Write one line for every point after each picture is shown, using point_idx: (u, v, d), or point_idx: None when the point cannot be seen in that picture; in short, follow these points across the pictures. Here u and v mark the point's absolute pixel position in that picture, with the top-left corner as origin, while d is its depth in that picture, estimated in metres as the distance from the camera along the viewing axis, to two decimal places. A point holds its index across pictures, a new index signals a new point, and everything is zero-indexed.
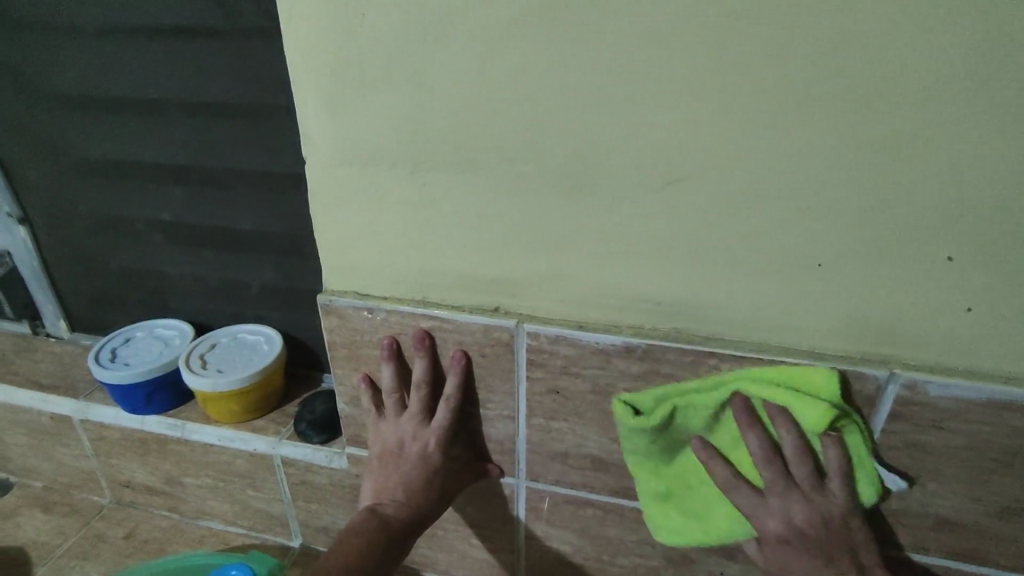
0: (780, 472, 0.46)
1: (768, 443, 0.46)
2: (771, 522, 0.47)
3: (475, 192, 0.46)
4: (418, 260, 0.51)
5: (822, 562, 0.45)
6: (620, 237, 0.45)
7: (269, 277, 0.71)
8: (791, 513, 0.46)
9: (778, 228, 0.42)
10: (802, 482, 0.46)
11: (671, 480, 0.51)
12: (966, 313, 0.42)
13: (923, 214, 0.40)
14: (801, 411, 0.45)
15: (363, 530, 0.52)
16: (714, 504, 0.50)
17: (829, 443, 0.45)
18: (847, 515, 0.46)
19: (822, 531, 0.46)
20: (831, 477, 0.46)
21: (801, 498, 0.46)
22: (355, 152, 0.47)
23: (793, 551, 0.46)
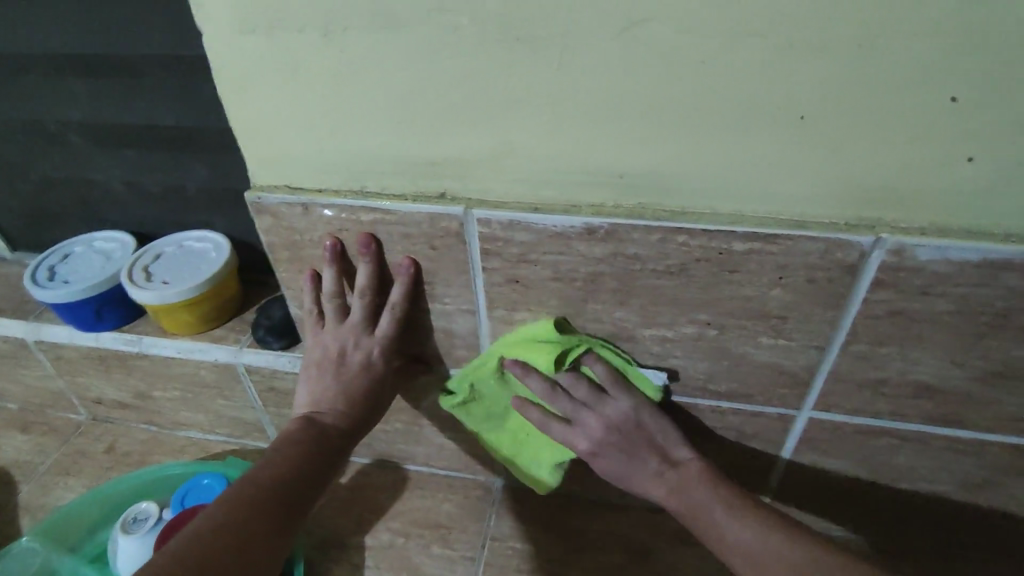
0: (564, 399, 0.50)
1: (547, 384, 0.49)
2: (580, 442, 0.50)
3: (401, 55, 0.40)
4: (351, 144, 0.45)
5: (630, 458, 0.50)
6: (571, 99, 0.39)
7: (204, 177, 0.65)
8: (590, 430, 0.50)
9: (757, 74, 0.36)
10: (590, 402, 0.50)
11: (506, 432, 0.57)
12: (965, 163, 0.37)
13: (929, 43, 0.33)
14: (534, 359, 0.49)
15: (300, 438, 0.50)
16: (534, 432, 0.55)
17: (603, 374, 0.49)
18: (632, 416, 0.49)
19: (621, 436, 0.49)
20: (558, 391, 0.50)
21: (591, 415, 0.50)
22: (255, 15, 0.40)
23: (608, 460, 0.50)
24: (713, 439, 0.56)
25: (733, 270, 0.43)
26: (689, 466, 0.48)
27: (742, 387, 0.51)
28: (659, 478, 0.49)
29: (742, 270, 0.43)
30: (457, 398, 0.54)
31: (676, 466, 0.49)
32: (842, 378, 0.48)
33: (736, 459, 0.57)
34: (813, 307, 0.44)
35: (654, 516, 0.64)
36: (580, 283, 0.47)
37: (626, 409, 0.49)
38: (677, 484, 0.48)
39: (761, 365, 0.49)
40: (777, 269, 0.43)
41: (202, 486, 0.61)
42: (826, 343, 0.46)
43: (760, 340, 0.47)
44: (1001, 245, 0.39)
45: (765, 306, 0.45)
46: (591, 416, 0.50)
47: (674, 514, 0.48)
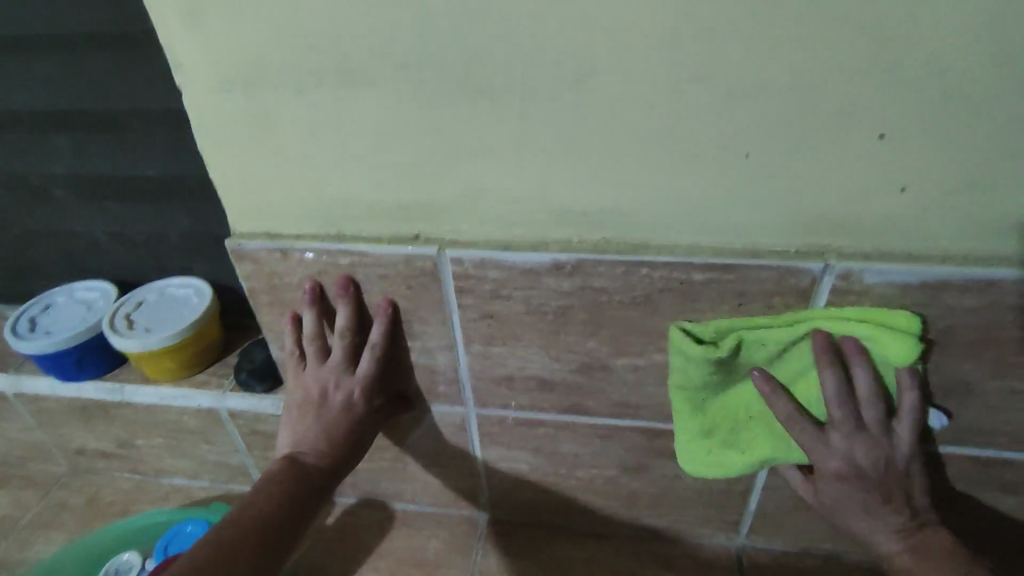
0: (853, 413, 0.45)
1: (845, 385, 0.44)
2: (832, 463, 0.46)
3: (372, 108, 0.42)
4: (327, 191, 0.47)
5: (868, 502, 0.47)
6: (533, 145, 0.42)
7: (186, 225, 0.66)
8: (853, 453, 0.45)
9: (700, 117, 0.39)
10: (873, 428, 0.45)
11: (716, 413, 0.50)
12: (899, 193, 0.40)
13: (853, 86, 0.36)
14: (885, 344, 0.42)
15: (280, 479, 0.50)
16: (767, 414, 0.49)
17: (908, 386, 0.44)
18: (903, 461, 0.46)
19: (881, 475, 0.46)
20: (867, 405, 0.45)
21: (866, 441, 0.45)
22: (234, 74, 0.43)
23: (845, 488, 0.46)
24: None
25: (694, 299, 0.46)
26: (932, 530, 0.47)
27: None
28: (902, 536, 0.47)
29: (703, 298, 0.46)
30: (722, 357, 0.45)
31: (918, 529, 0.47)
32: None
33: (714, 482, 0.58)
34: None
35: (639, 543, 0.65)
36: (552, 316, 0.49)
37: (899, 453, 0.46)
38: (915, 551, 0.46)
39: None
40: (735, 296, 0.45)
41: (186, 533, 0.61)
42: None
43: None
44: (939, 267, 0.42)
45: None
46: (863, 444, 0.45)
47: (891, 568, 0.47)
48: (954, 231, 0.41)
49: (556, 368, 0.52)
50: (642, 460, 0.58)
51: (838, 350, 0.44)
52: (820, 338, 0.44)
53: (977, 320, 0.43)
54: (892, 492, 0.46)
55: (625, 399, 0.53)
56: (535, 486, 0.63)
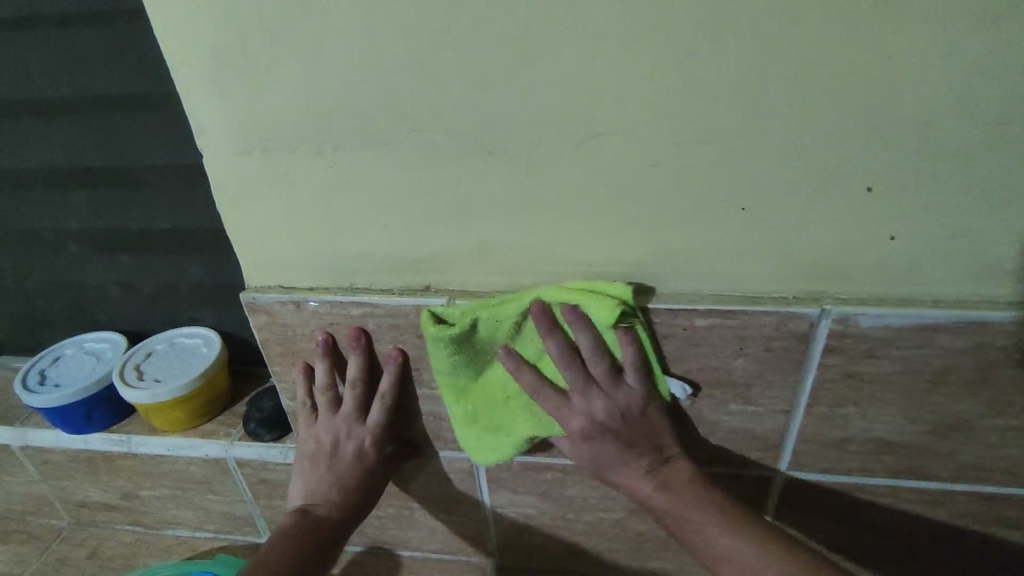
0: (580, 373, 0.46)
1: (594, 342, 0.46)
2: (575, 421, 0.47)
3: (385, 168, 0.44)
4: (341, 245, 0.49)
5: (618, 453, 0.47)
6: (541, 202, 0.44)
7: (196, 276, 0.68)
8: (593, 410, 0.47)
9: (700, 174, 0.41)
10: (604, 384, 0.46)
11: (478, 398, 0.51)
12: (889, 242, 0.42)
13: (841, 144, 0.39)
14: (590, 308, 0.44)
15: (295, 534, 0.51)
16: (521, 396, 0.50)
17: (626, 343, 0.45)
18: (643, 406, 0.47)
19: (621, 425, 0.47)
20: (630, 369, 0.46)
21: (602, 397, 0.47)
22: (254, 138, 0.45)
23: (598, 444, 0.47)
24: None
25: (698, 344, 0.47)
26: (676, 465, 0.47)
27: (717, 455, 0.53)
28: (652, 476, 0.47)
29: (706, 343, 0.47)
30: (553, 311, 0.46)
31: (666, 464, 0.47)
32: (810, 439, 0.51)
33: None
34: (774, 374, 0.48)
35: None
36: None
37: (633, 399, 0.47)
38: (665, 484, 0.46)
39: (734, 430, 0.51)
40: (736, 341, 0.46)
41: None
42: (791, 406, 0.49)
43: (730, 406, 0.50)
44: (930, 310, 0.43)
45: (730, 376, 0.48)
46: (623, 398, 0.47)
47: (654, 512, 0.47)
48: (943, 276, 0.43)
49: None
50: None
51: (557, 316, 0.46)
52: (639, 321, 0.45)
53: (970, 360, 0.45)
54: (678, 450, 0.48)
55: None
56: (543, 531, 0.63)
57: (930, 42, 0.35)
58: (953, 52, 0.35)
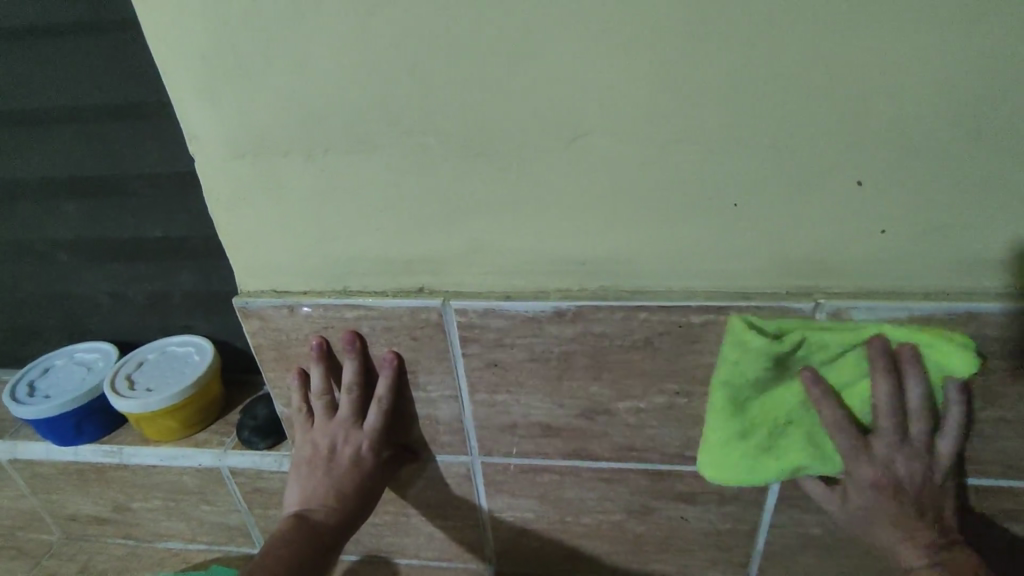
0: (902, 425, 0.45)
1: (897, 395, 0.45)
2: (874, 472, 0.46)
3: (377, 170, 0.44)
4: (334, 248, 0.49)
5: (911, 515, 0.46)
6: (533, 201, 0.44)
7: (188, 284, 0.67)
8: (913, 466, 0.46)
9: (690, 171, 0.42)
10: (915, 441, 0.46)
11: (762, 419, 0.47)
12: (879, 235, 0.42)
13: (829, 138, 0.39)
14: (948, 362, 0.43)
15: (291, 539, 0.50)
16: (808, 421, 0.48)
17: (954, 399, 0.46)
18: (942, 471, 0.47)
19: (921, 488, 0.47)
20: (916, 417, 0.45)
21: (913, 453, 0.46)
22: (246, 142, 0.45)
23: (890, 506, 0.46)
24: (694, 505, 0.57)
25: (692, 341, 0.47)
26: (956, 548, 0.46)
27: None
28: (928, 552, 0.46)
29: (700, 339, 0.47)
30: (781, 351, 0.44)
31: (949, 545, 0.46)
32: None
33: (720, 523, 0.58)
34: None
35: None
36: (555, 362, 0.50)
37: (938, 465, 0.47)
38: (944, 566, 0.45)
39: None
40: None
41: None
42: None
43: None
44: (922, 303, 0.44)
45: None
46: (904, 455, 0.46)
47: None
48: (932, 269, 0.43)
49: (561, 414, 0.53)
50: (647, 504, 0.58)
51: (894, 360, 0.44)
52: (879, 343, 0.44)
53: None
54: (926, 506, 0.47)
55: (629, 441, 0.54)
56: (541, 535, 0.63)
57: (911, 36, 0.36)
58: (935, 46, 0.36)
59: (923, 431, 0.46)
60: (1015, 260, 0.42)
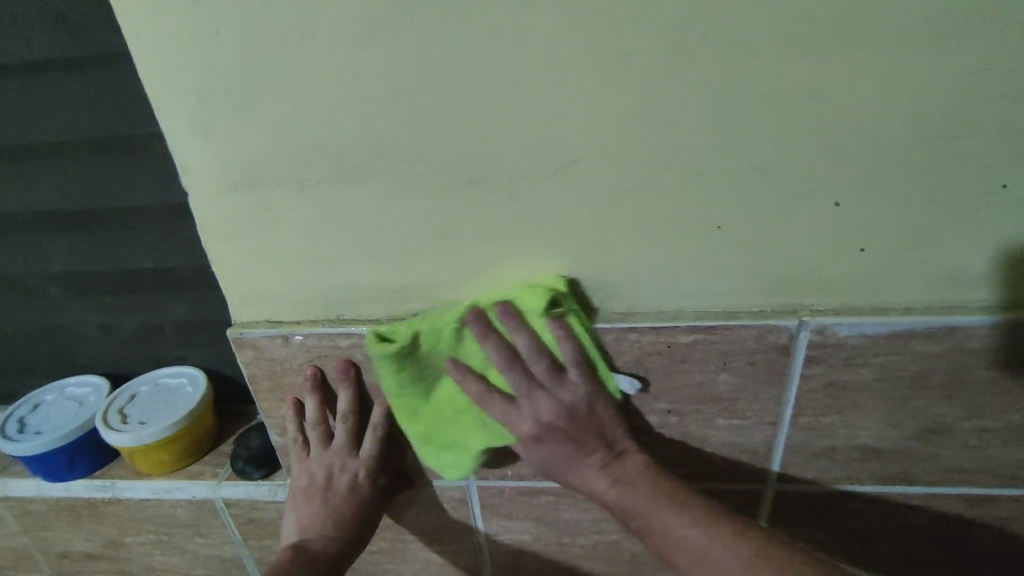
0: (522, 373, 0.46)
1: (580, 352, 0.46)
2: (524, 425, 0.47)
3: (369, 201, 0.45)
4: (327, 278, 0.49)
5: (569, 452, 0.47)
6: (523, 228, 0.45)
7: (180, 315, 0.67)
8: (540, 411, 0.46)
9: (675, 196, 0.43)
10: (546, 381, 0.46)
11: (429, 414, 0.51)
12: (858, 253, 0.44)
13: (806, 163, 0.41)
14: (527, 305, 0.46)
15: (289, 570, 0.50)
16: (471, 409, 0.50)
17: (620, 334, 0.47)
18: (587, 405, 0.47)
19: (569, 423, 0.46)
20: (536, 360, 0.46)
21: (545, 396, 0.46)
22: (239, 176, 0.46)
23: (546, 446, 0.47)
24: None
25: (683, 360, 0.48)
26: (627, 459, 0.46)
27: (706, 471, 0.54)
28: (604, 472, 0.46)
29: (690, 359, 0.48)
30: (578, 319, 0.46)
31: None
32: (797, 450, 0.52)
33: None
34: (759, 387, 0.49)
35: None
36: None
37: (576, 399, 0.46)
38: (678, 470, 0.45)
39: (724, 444, 0.52)
40: (720, 356, 0.48)
41: None
42: (776, 419, 0.50)
43: (717, 421, 0.51)
44: (903, 318, 0.45)
45: (716, 390, 0.49)
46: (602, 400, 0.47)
47: (612, 507, 0.46)
48: (911, 284, 0.45)
49: None
50: None
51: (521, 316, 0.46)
52: (506, 306, 0.46)
53: (944, 365, 0.46)
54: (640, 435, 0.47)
55: None
56: (538, 557, 0.63)
57: (880, 64, 0.38)
58: (903, 74, 0.38)
59: (575, 378, 0.46)
60: (990, 273, 0.44)
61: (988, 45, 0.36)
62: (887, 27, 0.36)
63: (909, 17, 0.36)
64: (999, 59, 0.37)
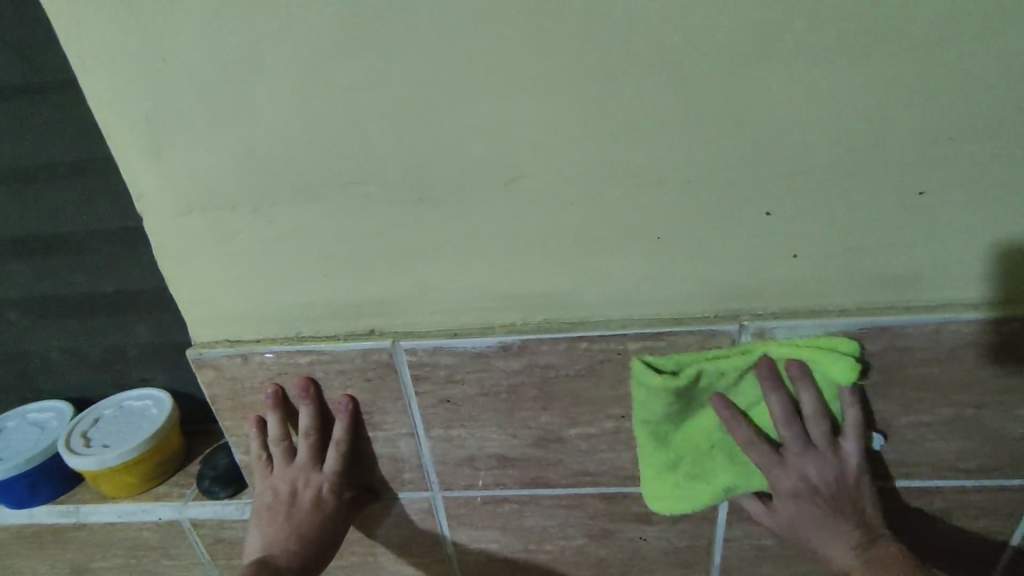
0: (801, 433, 0.48)
1: (788, 402, 0.48)
2: (789, 481, 0.49)
3: (322, 221, 0.46)
4: (283, 296, 0.50)
5: (827, 516, 0.49)
6: (472, 243, 0.47)
7: (144, 337, 0.68)
8: (807, 471, 0.49)
9: (616, 210, 0.45)
10: (793, 448, 0.49)
11: (682, 446, 0.51)
12: (792, 259, 0.46)
13: (736, 175, 0.43)
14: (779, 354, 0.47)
15: None
16: (725, 440, 0.51)
17: (849, 402, 0.48)
18: (853, 477, 0.50)
19: (834, 492, 0.49)
20: (814, 421, 0.48)
21: (817, 457, 0.49)
22: (193, 199, 0.47)
23: (804, 506, 0.49)
24: (651, 524, 0.59)
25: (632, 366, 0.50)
26: (881, 543, 0.49)
27: None
28: (857, 551, 0.49)
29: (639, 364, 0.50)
30: (680, 385, 0.48)
31: (870, 542, 0.49)
32: None
33: (677, 541, 0.60)
34: None
35: None
36: (505, 395, 0.52)
37: (848, 469, 0.50)
38: (870, 564, 0.48)
39: None
40: None
41: None
42: None
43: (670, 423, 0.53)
44: (837, 319, 0.47)
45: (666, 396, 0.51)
46: (848, 462, 0.50)
47: None
48: (844, 288, 0.47)
49: (515, 444, 0.55)
50: (607, 527, 0.60)
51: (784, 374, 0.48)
52: (766, 364, 0.47)
53: (879, 363, 0.49)
54: (850, 510, 0.50)
55: (583, 467, 0.56)
56: (506, 565, 0.64)
57: (796, 82, 0.40)
58: (819, 91, 0.40)
59: (821, 431, 0.49)
60: (916, 274, 0.46)
61: (894, 63, 0.39)
62: (802, 48, 0.39)
63: (818, 39, 0.39)
64: (905, 76, 0.39)
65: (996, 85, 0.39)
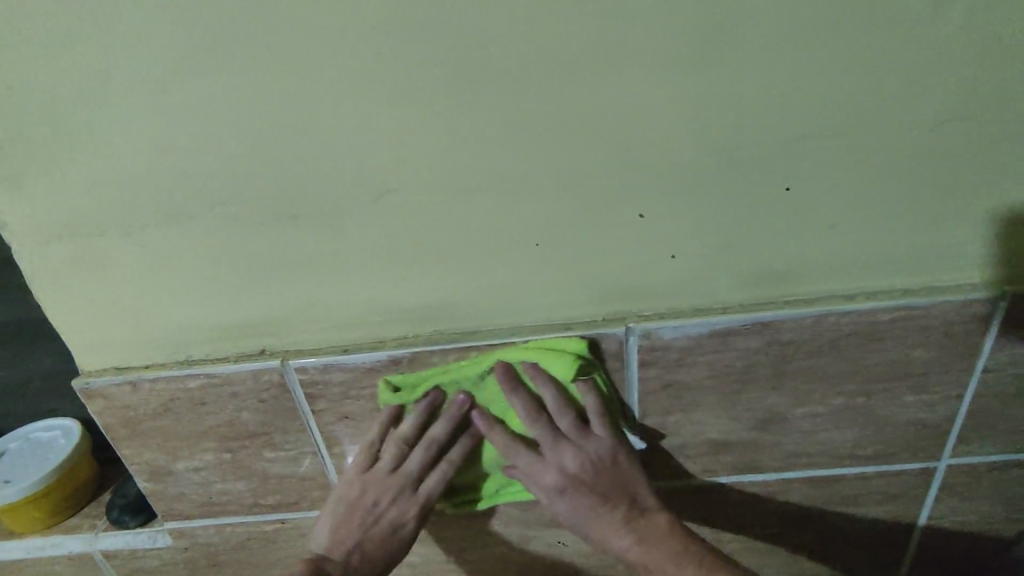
0: (547, 429, 0.49)
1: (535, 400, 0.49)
2: (549, 475, 0.49)
3: (197, 243, 0.46)
4: (169, 321, 0.49)
5: (595, 505, 0.49)
6: (353, 259, 0.46)
7: (48, 367, 0.66)
8: (565, 462, 0.49)
9: (492, 219, 0.45)
10: (571, 435, 0.49)
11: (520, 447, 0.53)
12: (672, 259, 0.46)
13: (606, 181, 0.43)
14: (546, 365, 0.47)
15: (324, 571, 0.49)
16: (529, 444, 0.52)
17: (586, 391, 0.48)
18: (612, 456, 0.49)
19: (594, 477, 0.49)
20: (559, 413, 0.49)
21: (570, 448, 0.49)
22: (62, 228, 0.45)
23: (573, 496, 0.49)
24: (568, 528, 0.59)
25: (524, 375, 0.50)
26: (654, 517, 0.49)
27: None
28: (625, 531, 0.49)
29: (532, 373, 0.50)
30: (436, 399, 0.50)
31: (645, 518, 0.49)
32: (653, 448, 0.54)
33: None
34: None
35: None
36: None
37: (602, 455, 0.49)
38: (643, 538, 0.49)
39: None
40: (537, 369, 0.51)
41: None
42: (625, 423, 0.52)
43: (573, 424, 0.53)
44: (720, 317, 0.48)
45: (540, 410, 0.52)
46: (573, 453, 0.49)
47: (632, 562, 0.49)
48: (727, 285, 0.47)
49: None
50: (524, 533, 0.60)
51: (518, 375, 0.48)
52: (501, 368, 0.48)
53: (767, 358, 0.49)
54: (616, 494, 0.49)
55: None
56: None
57: (652, 86, 0.40)
58: (675, 95, 0.40)
59: (569, 422, 0.49)
60: (794, 269, 0.47)
61: (745, 64, 0.39)
62: (652, 54, 0.39)
63: (667, 44, 0.39)
64: (759, 78, 0.40)
65: (846, 84, 0.40)
